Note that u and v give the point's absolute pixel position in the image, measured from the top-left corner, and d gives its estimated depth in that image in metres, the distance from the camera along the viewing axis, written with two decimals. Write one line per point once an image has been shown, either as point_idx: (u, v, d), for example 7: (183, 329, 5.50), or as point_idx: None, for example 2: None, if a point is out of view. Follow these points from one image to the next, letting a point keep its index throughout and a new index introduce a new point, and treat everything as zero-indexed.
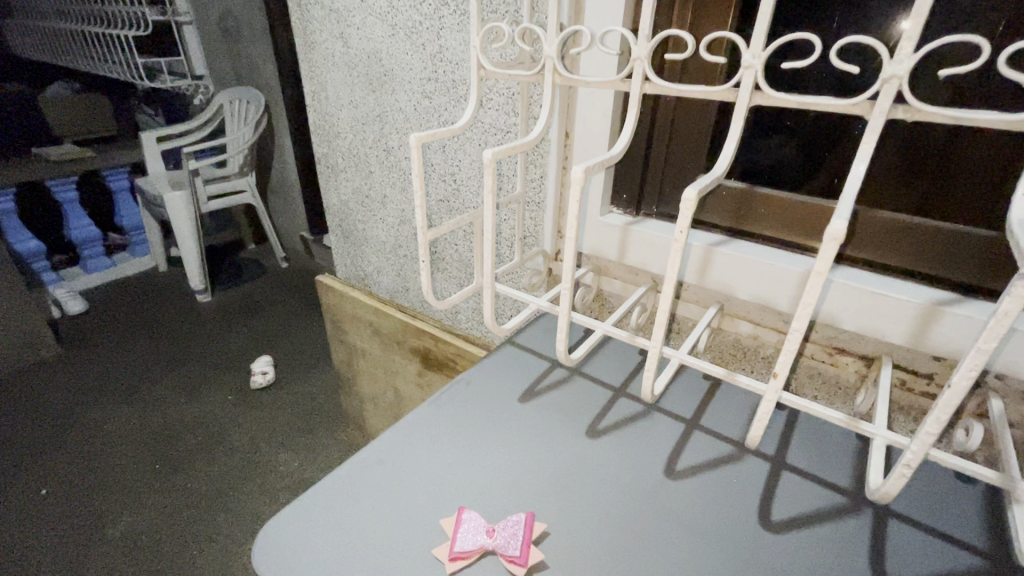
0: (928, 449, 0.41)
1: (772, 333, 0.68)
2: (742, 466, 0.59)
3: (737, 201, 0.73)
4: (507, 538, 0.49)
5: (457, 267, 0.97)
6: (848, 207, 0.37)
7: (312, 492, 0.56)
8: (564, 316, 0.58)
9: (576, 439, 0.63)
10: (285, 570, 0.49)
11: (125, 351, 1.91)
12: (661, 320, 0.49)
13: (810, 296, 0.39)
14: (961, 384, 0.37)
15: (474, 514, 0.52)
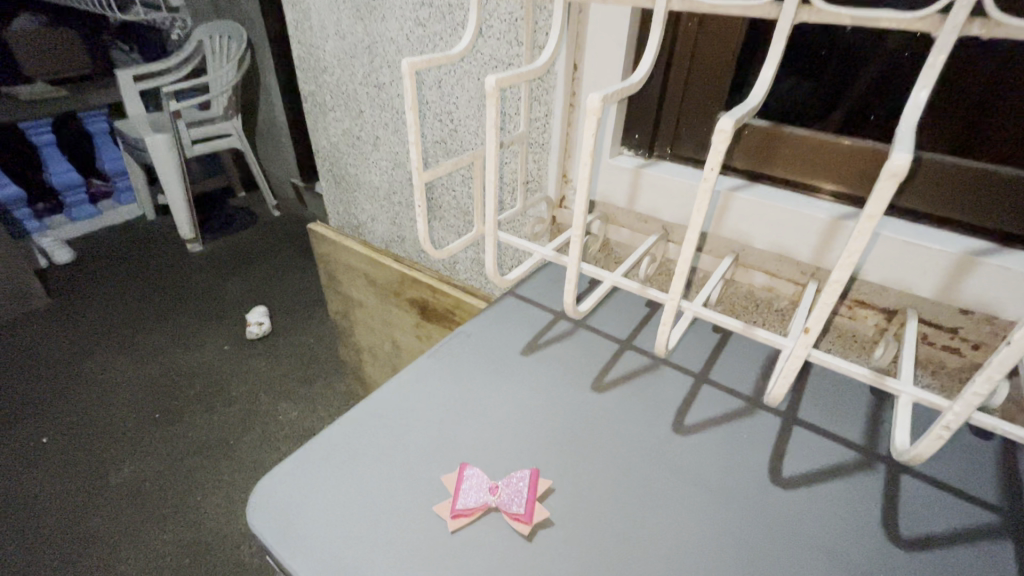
0: (967, 410, 0.38)
1: (788, 285, 0.65)
2: (751, 421, 0.58)
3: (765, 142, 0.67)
4: (511, 495, 0.48)
5: (455, 215, 0.92)
6: (910, 140, 0.32)
7: (307, 448, 0.54)
8: (573, 265, 0.54)
9: (581, 393, 0.61)
10: (282, 528, 0.47)
11: (116, 301, 1.88)
12: (680, 270, 0.45)
13: (857, 243, 0.34)
14: (1019, 342, 0.34)
15: (477, 471, 0.50)
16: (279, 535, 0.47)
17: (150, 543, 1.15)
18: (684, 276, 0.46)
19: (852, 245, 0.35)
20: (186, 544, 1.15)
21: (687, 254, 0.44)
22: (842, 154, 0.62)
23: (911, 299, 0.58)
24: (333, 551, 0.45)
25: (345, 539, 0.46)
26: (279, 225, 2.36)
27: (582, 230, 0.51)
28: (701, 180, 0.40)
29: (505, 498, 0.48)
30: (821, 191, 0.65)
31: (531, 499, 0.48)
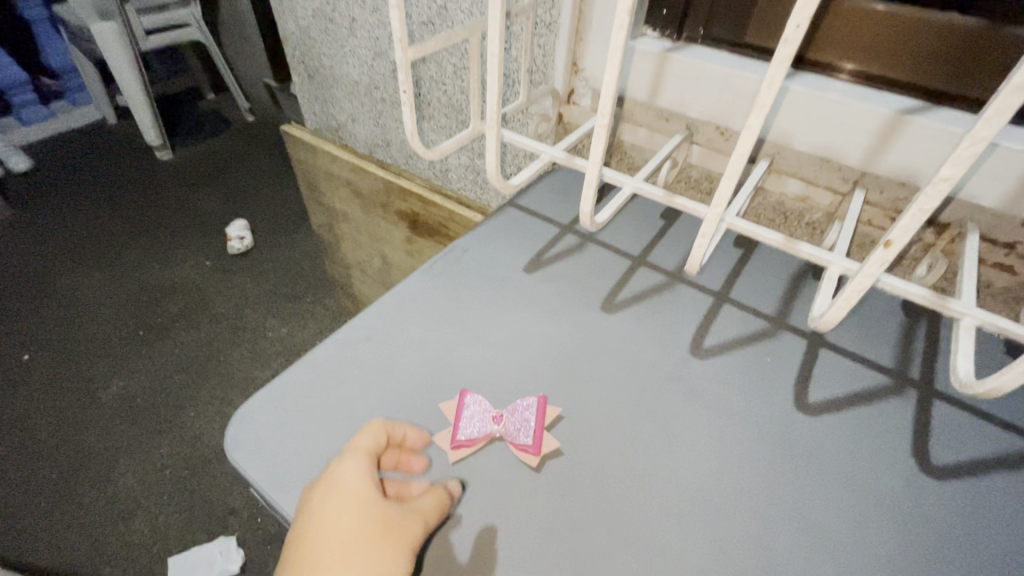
0: None
1: (825, 194, 0.58)
2: (776, 343, 0.53)
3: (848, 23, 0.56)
4: (517, 425, 0.44)
5: (446, 113, 0.81)
6: None
7: (290, 374, 0.49)
8: (594, 165, 0.45)
9: (590, 313, 0.55)
10: (266, 461, 0.43)
11: (85, 213, 1.76)
12: (729, 170, 0.38)
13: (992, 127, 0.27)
14: None
15: (478, 397, 0.46)
16: (264, 468, 0.43)
17: (147, 457, 1.15)
18: (730, 180, 0.38)
19: (979, 128, 0.28)
20: (184, 458, 1.15)
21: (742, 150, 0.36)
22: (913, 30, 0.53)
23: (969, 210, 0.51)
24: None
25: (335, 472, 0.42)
26: (254, 131, 2.18)
27: (608, 123, 0.42)
28: (779, 45, 0.31)
29: (509, 427, 0.44)
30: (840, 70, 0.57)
31: (540, 428, 0.44)
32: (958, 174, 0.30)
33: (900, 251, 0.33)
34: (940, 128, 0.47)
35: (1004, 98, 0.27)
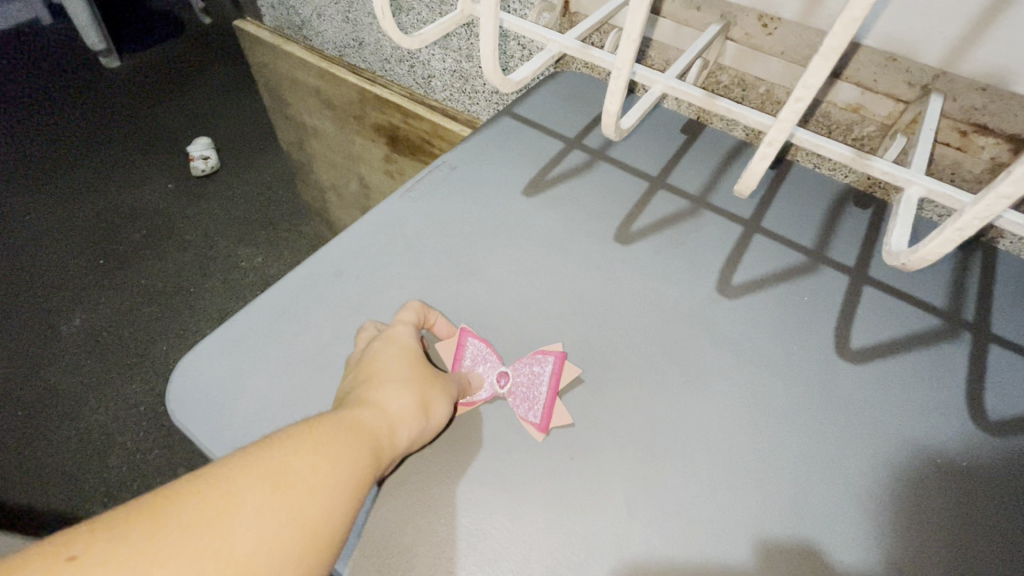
0: None
1: (883, 103, 0.48)
2: (815, 279, 0.46)
3: None
4: (526, 388, 0.38)
5: (427, 1, 0.67)
6: None
7: (246, 317, 0.41)
8: (625, 53, 0.35)
9: (601, 243, 0.47)
10: (220, 422, 0.36)
11: (25, 127, 1.58)
12: (818, 55, 0.28)
13: None
14: None
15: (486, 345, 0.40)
16: (218, 431, 0.36)
17: (120, 392, 1.10)
18: (813, 70, 0.28)
19: None
20: (159, 393, 1.10)
21: (852, 18, 0.25)
22: None
23: None
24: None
25: None
26: (211, 34, 1.93)
27: None
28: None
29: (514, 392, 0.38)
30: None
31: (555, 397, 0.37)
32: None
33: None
34: None
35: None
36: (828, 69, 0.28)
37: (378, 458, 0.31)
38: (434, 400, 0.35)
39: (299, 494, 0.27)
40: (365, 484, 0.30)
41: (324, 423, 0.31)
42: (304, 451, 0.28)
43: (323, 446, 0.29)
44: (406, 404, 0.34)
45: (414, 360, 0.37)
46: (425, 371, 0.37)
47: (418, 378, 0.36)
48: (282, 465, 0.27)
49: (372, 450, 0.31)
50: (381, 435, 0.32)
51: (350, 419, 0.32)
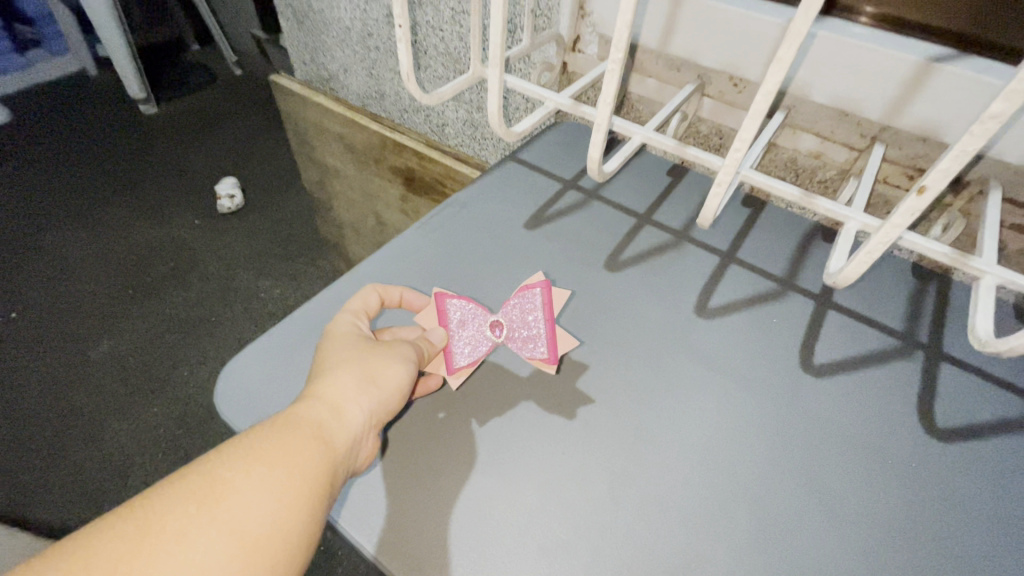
0: None
1: (840, 151, 0.55)
2: (783, 304, 0.52)
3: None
4: (520, 331, 0.47)
5: (443, 61, 0.76)
6: None
7: (283, 329, 0.47)
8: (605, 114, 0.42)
9: (593, 270, 0.54)
10: (257, 418, 0.42)
11: (66, 168, 1.69)
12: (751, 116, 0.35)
13: None
14: None
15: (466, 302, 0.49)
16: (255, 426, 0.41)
17: (141, 415, 1.15)
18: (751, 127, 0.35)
19: None
20: (177, 416, 1.15)
21: (770, 88, 0.33)
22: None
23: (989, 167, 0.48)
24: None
25: None
26: (243, 85, 2.09)
27: (620, 65, 0.39)
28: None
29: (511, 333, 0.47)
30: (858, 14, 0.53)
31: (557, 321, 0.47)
32: (1009, 109, 0.26)
33: (932, 201, 0.31)
34: (967, 78, 0.45)
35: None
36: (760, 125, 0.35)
37: (319, 446, 0.35)
38: (378, 374, 0.40)
39: (229, 504, 0.31)
40: (306, 472, 0.33)
41: (258, 432, 0.35)
42: (233, 463, 0.32)
43: (253, 454, 0.33)
44: (348, 389, 0.38)
45: (358, 349, 0.42)
46: (368, 354, 0.41)
47: (361, 360, 0.40)
48: (212, 481, 0.31)
49: (309, 441, 0.35)
50: (322, 424, 0.36)
51: (287, 420, 0.36)
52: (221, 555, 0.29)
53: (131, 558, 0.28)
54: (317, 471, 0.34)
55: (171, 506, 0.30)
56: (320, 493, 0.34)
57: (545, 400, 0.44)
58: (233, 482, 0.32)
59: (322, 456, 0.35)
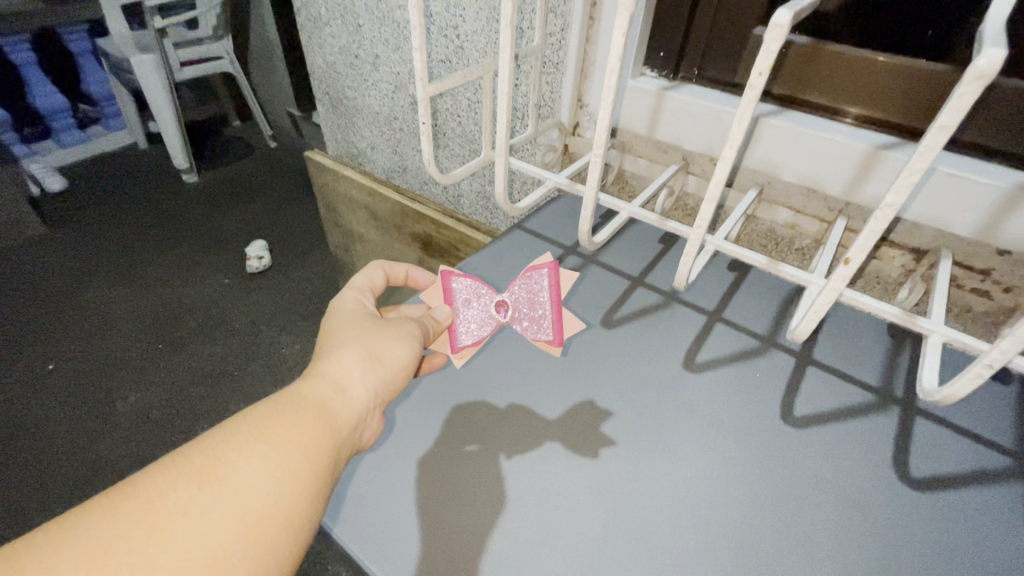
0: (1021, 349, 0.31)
1: (812, 222, 0.62)
2: (765, 360, 0.56)
3: (801, 65, 0.61)
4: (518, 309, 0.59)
5: (459, 142, 0.87)
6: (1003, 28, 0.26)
7: None
8: (592, 193, 0.50)
9: (591, 328, 0.59)
10: None
11: (111, 230, 1.83)
12: (709, 197, 0.42)
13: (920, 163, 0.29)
14: None
15: (471, 281, 0.62)
16: None
17: None
18: (710, 207, 0.42)
19: (915, 161, 0.29)
20: None
21: (720, 178, 0.40)
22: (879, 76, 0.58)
23: (946, 237, 0.54)
24: (354, 479, 0.46)
25: (352, 469, 0.47)
26: (277, 156, 2.27)
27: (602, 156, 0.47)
28: (747, 87, 0.35)
29: (513, 309, 0.60)
30: (844, 113, 0.61)
31: (555, 297, 0.59)
32: (902, 202, 0.31)
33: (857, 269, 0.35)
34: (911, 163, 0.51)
35: (933, 136, 0.28)
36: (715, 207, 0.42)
37: (319, 426, 0.39)
38: (381, 352, 0.46)
39: (234, 480, 0.34)
40: (306, 449, 0.37)
41: (262, 413, 0.39)
42: (237, 443, 0.36)
43: (257, 433, 0.37)
44: (351, 371, 0.44)
45: (356, 337, 0.47)
46: (367, 341, 0.46)
47: (361, 346, 0.46)
48: (216, 461, 0.35)
49: (309, 422, 0.39)
50: (322, 405, 0.41)
51: (292, 401, 0.40)
52: (227, 527, 0.33)
53: (139, 532, 0.31)
54: (316, 449, 0.38)
55: (176, 484, 0.33)
56: (320, 464, 0.38)
57: (571, 441, 0.48)
58: (236, 461, 0.35)
59: (321, 435, 0.39)
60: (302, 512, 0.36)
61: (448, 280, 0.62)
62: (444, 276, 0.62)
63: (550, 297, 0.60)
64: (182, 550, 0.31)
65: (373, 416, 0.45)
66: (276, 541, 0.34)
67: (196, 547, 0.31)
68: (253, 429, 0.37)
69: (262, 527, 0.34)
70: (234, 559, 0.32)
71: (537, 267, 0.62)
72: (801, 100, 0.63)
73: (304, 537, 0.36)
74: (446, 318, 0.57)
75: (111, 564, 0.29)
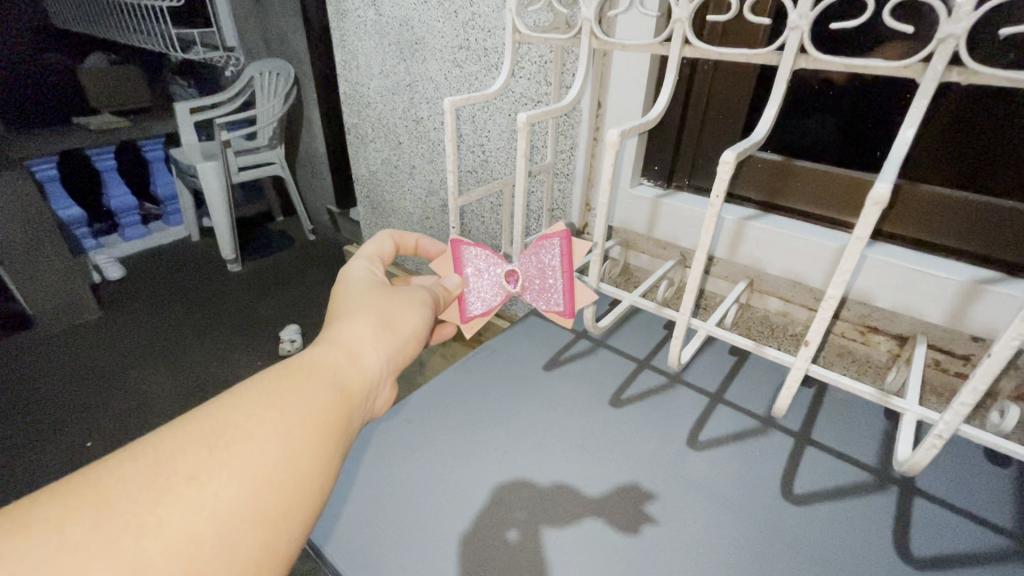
0: (963, 423, 0.39)
1: (802, 310, 0.69)
2: (765, 440, 0.60)
3: (772, 175, 0.71)
4: (526, 278, 0.64)
5: (483, 239, 0.98)
6: (892, 168, 0.36)
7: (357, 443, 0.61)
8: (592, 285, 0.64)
9: (600, 407, 0.65)
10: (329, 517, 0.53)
11: (151, 317, 1.68)
12: (689, 288, 0.52)
13: (848, 263, 0.38)
14: (1003, 353, 0.35)
15: (480, 249, 0.65)
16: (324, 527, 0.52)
17: None
18: (691, 295, 0.52)
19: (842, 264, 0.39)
20: None
21: (697, 271, 0.50)
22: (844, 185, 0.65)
23: (923, 326, 0.60)
24: (380, 534, 0.51)
25: (382, 528, 0.52)
26: None
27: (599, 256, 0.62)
28: (708, 205, 0.46)
29: (525, 278, 0.64)
30: (833, 221, 0.67)
31: (565, 270, 0.60)
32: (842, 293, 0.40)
33: (817, 347, 0.44)
34: (880, 261, 0.60)
35: (854, 243, 0.38)
36: (693, 299, 0.52)
37: (327, 394, 0.39)
38: (394, 319, 0.49)
39: (243, 445, 0.33)
40: (317, 414, 0.37)
41: (269, 381, 0.38)
42: (245, 409, 0.35)
43: (265, 398, 0.37)
44: (362, 341, 0.45)
45: (365, 312, 0.48)
46: (376, 314, 0.48)
47: (369, 319, 0.47)
48: (223, 427, 0.34)
49: (318, 390, 0.39)
50: (331, 375, 0.41)
51: (300, 369, 0.41)
52: (237, 490, 0.32)
53: (146, 494, 0.29)
54: (324, 415, 0.38)
55: (184, 447, 0.32)
56: (332, 425, 0.38)
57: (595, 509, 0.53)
58: (245, 428, 0.34)
59: (329, 403, 0.39)
60: (312, 476, 0.35)
61: (459, 247, 0.65)
62: (455, 245, 0.65)
63: (560, 269, 0.61)
64: (191, 512, 0.29)
65: (379, 387, 0.46)
66: (288, 508, 0.33)
67: (207, 513, 0.30)
68: (262, 395, 0.37)
69: (273, 492, 0.33)
70: (246, 523, 0.31)
71: (548, 236, 0.60)
72: (777, 203, 0.72)
73: (316, 498, 0.35)
74: (456, 289, 0.63)
75: (117, 524, 0.28)
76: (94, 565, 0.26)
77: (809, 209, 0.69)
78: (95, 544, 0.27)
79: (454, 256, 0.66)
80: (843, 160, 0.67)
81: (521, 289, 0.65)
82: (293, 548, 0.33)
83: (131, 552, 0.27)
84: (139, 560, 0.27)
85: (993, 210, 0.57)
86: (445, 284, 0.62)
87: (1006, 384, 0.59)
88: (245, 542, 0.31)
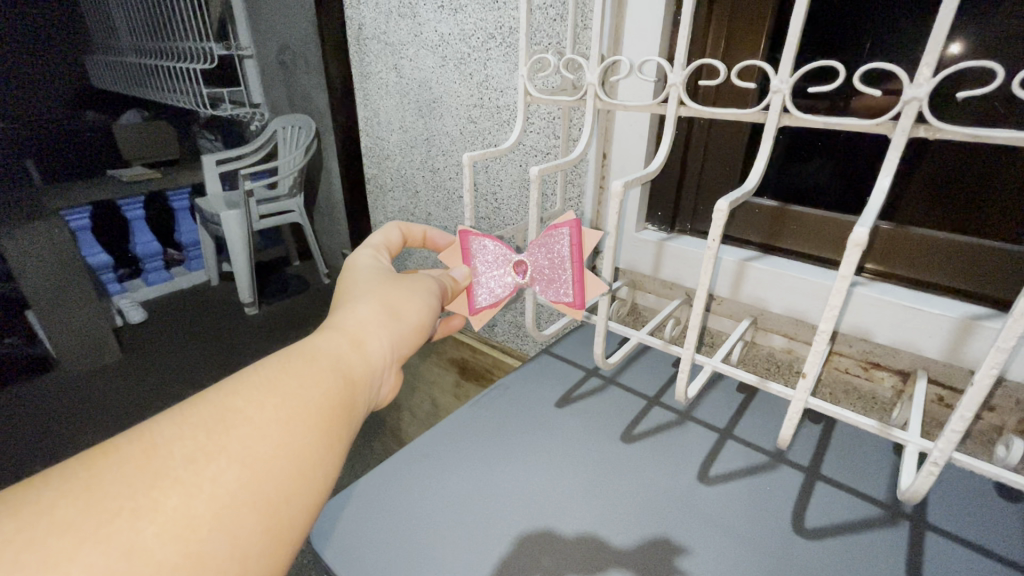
0: (954, 449, 0.44)
1: (805, 347, 0.72)
2: (775, 475, 0.61)
3: (768, 219, 0.75)
4: (533, 266, 0.70)
5: None
6: (870, 217, 0.42)
7: (373, 476, 0.63)
8: (601, 324, 0.67)
9: (611, 442, 0.67)
10: (341, 547, 0.54)
11: None
12: (692, 326, 0.54)
13: (836, 299, 0.43)
14: (983, 382, 0.40)
15: (488, 241, 0.70)
16: (334, 552, 0.53)
17: None
18: (695, 333, 0.54)
19: (835, 298, 0.44)
20: None
21: (699, 308, 0.53)
22: (835, 227, 0.69)
23: (924, 362, 0.62)
24: (392, 565, 0.52)
25: (391, 560, 0.52)
26: None
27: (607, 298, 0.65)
28: (706, 247, 0.50)
29: (534, 269, 0.70)
30: (825, 259, 0.71)
31: (574, 260, 0.66)
32: (833, 327, 0.45)
33: (813, 379, 0.49)
34: (877, 298, 0.63)
35: (841, 282, 0.43)
36: (696, 335, 0.54)
37: (326, 383, 0.44)
38: (394, 308, 0.55)
39: (242, 430, 0.37)
40: (317, 400, 0.42)
41: (268, 369, 0.43)
42: (246, 396, 0.39)
43: (265, 385, 0.41)
44: (365, 329, 0.51)
45: (366, 302, 0.54)
46: (378, 304, 0.54)
47: (374, 309, 0.54)
48: (223, 415, 0.38)
49: (316, 378, 0.44)
50: (330, 364, 0.46)
51: (303, 355, 0.45)
52: (234, 475, 0.35)
53: (143, 478, 0.32)
54: (322, 403, 0.42)
55: (181, 435, 0.35)
56: (331, 407, 0.43)
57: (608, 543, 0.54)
58: (246, 413, 0.38)
59: (328, 391, 0.44)
60: (309, 462, 0.39)
61: (466, 239, 0.72)
62: (463, 236, 0.71)
63: (569, 259, 0.67)
64: (189, 495, 0.32)
65: (379, 375, 0.51)
66: (288, 489, 0.37)
67: (205, 495, 0.33)
68: (260, 384, 0.41)
69: (269, 476, 0.36)
70: (243, 505, 0.34)
71: (559, 226, 0.66)
72: (775, 244, 0.76)
73: (316, 477, 0.39)
74: (465, 280, 0.69)
75: (111, 507, 0.30)
76: (86, 546, 0.28)
77: (803, 250, 0.73)
78: (89, 525, 0.29)
79: (462, 246, 0.72)
80: (832, 204, 0.71)
81: (529, 280, 0.71)
82: (290, 531, 0.37)
83: (126, 533, 0.29)
84: (134, 541, 0.29)
85: (974, 248, 0.61)
86: (453, 275, 0.68)
87: (1008, 419, 0.61)
88: (243, 524, 0.34)
